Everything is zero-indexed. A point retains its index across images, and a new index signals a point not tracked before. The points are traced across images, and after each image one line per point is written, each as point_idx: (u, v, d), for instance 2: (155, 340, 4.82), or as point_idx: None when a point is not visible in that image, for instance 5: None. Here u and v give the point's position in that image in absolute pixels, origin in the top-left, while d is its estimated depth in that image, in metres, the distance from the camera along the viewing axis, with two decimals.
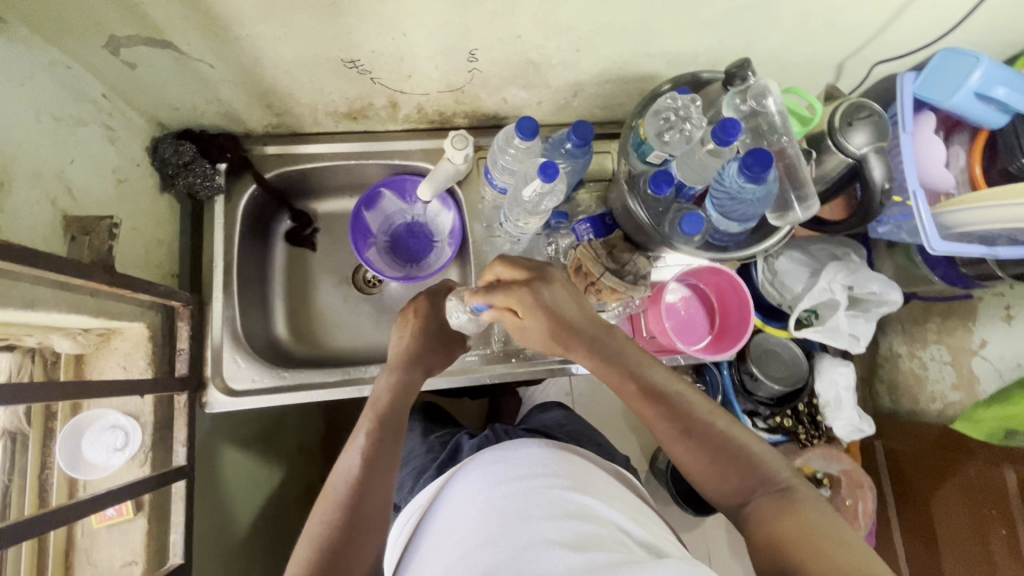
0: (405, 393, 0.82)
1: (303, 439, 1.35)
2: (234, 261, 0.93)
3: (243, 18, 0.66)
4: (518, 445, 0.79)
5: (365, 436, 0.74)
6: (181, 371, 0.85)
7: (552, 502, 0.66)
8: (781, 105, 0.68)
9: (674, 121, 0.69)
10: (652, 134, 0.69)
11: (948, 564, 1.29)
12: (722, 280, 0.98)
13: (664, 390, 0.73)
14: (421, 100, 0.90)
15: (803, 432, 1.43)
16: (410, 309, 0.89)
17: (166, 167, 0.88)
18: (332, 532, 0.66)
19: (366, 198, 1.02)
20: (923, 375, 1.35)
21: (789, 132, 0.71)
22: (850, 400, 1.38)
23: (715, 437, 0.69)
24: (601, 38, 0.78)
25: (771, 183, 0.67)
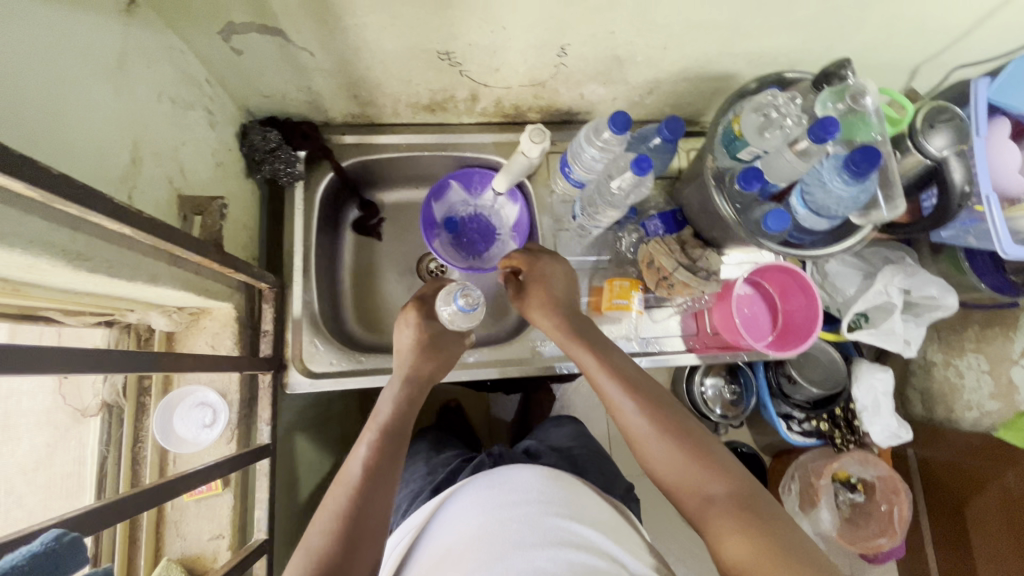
0: (413, 402, 0.81)
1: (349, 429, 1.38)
2: (312, 247, 0.95)
3: (356, 8, 0.68)
4: (519, 469, 0.79)
5: (366, 446, 0.73)
6: (265, 351, 0.86)
7: (546, 527, 0.67)
8: (879, 106, 0.69)
9: (773, 118, 0.70)
10: (751, 129, 0.70)
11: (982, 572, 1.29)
12: (793, 280, 0.99)
13: (631, 375, 0.76)
14: (502, 94, 0.92)
15: (839, 436, 1.45)
16: (410, 309, 0.87)
17: (254, 152, 0.91)
18: (332, 542, 0.63)
19: (436, 189, 1.03)
20: (957, 384, 1.37)
21: (883, 133, 0.72)
22: (889, 405, 1.39)
23: (680, 430, 0.70)
24: (690, 36, 0.80)
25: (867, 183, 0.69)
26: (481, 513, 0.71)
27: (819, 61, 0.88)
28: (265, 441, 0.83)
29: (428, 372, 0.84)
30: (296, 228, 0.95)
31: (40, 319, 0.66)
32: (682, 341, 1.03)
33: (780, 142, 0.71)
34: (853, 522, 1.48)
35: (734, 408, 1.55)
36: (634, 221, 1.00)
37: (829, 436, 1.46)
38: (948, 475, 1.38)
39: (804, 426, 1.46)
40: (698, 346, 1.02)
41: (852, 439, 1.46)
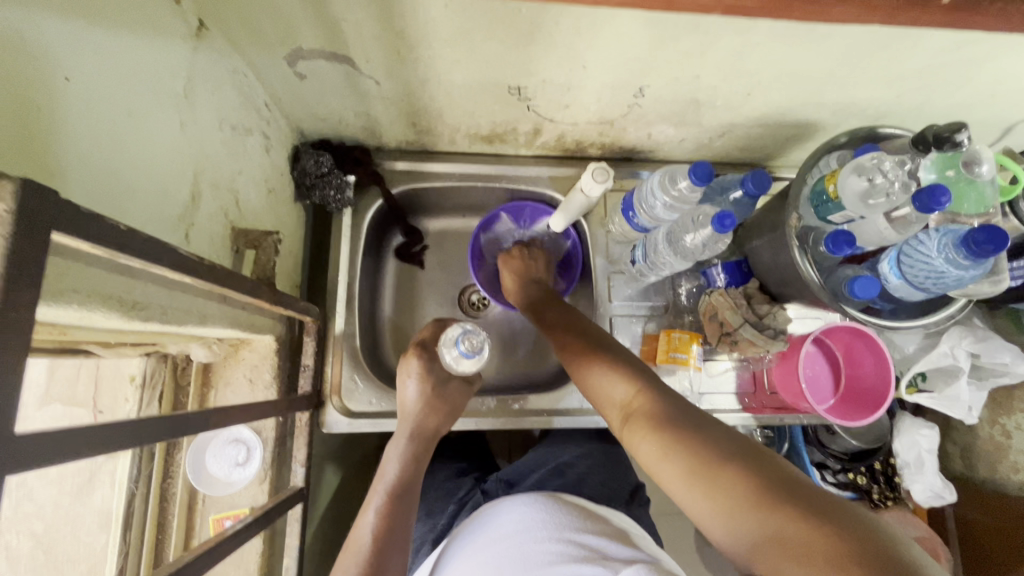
0: (420, 457, 0.76)
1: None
2: (356, 276, 0.91)
3: (432, 40, 0.64)
4: (507, 504, 0.76)
5: (374, 512, 0.69)
6: (304, 388, 0.82)
7: (526, 556, 0.64)
8: (995, 176, 0.63)
9: (878, 184, 0.64)
10: (854, 196, 0.64)
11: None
12: (860, 341, 0.93)
13: (587, 329, 0.72)
14: (566, 129, 0.87)
15: (876, 492, 1.38)
16: (410, 355, 0.82)
17: (304, 177, 0.87)
18: None
19: (485, 221, 0.98)
20: (1004, 443, 1.25)
21: (993, 202, 0.66)
22: (934, 465, 1.30)
23: (628, 366, 0.64)
24: (778, 84, 0.75)
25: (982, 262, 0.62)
26: (464, 567, 0.69)
27: (910, 114, 0.82)
28: (298, 483, 0.79)
29: (434, 426, 0.79)
30: (342, 256, 0.91)
31: (81, 353, 0.63)
32: (737, 398, 0.96)
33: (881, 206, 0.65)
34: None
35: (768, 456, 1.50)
36: (693, 268, 0.95)
37: (866, 491, 1.38)
38: (992, 542, 1.27)
39: (839, 477, 1.37)
40: (753, 405, 0.95)
41: (891, 497, 1.38)
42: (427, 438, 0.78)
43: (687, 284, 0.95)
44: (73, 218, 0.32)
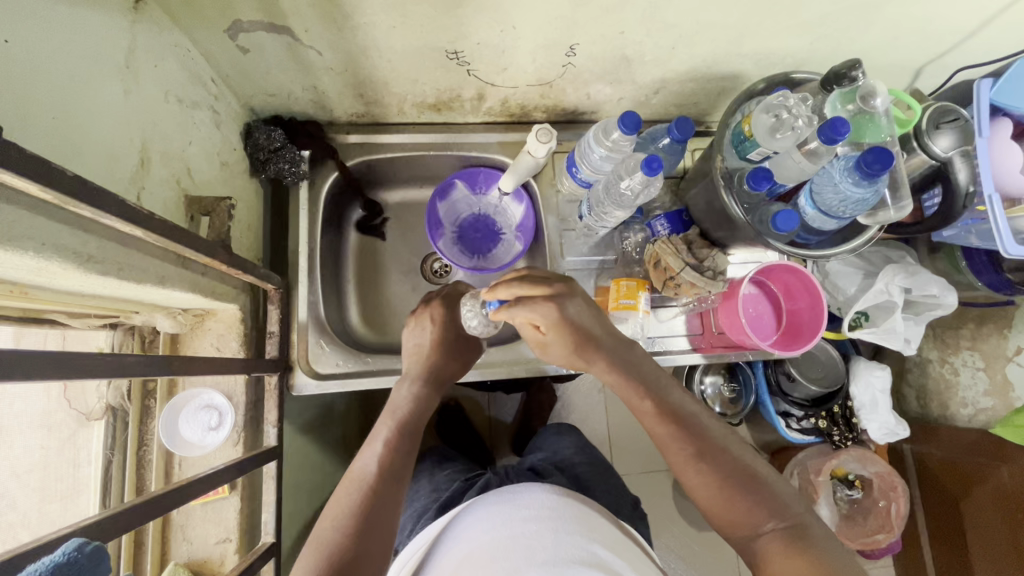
0: (425, 402, 0.85)
1: (347, 429, 1.41)
2: (317, 248, 0.94)
3: (366, 8, 0.68)
4: (525, 488, 0.76)
5: (382, 443, 0.77)
6: (271, 353, 0.85)
7: (558, 546, 0.65)
8: (889, 107, 0.69)
9: (784, 119, 0.70)
10: (763, 131, 0.70)
11: (977, 563, 1.39)
12: (795, 278, 0.99)
13: (681, 412, 0.74)
14: (508, 93, 0.92)
15: (836, 434, 1.49)
16: (425, 312, 0.94)
17: (258, 152, 0.89)
18: (343, 537, 0.66)
19: (441, 190, 1.04)
20: (953, 381, 1.45)
21: (892, 133, 0.72)
22: (886, 403, 1.43)
23: (732, 464, 0.70)
24: (699, 36, 0.80)
25: (878, 184, 0.69)
26: (490, 533, 0.69)
27: (824, 62, 0.89)
28: (272, 443, 0.83)
29: (441, 377, 0.90)
30: (301, 228, 0.94)
31: (44, 322, 0.66)
32: (687, 341, 1.03)
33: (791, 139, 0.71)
34: (852, 519, 1.55)
35: (732, 405, 1.61)
36: (640, 221, 1.00)
37: (827, 434, 1.49)
38: (944, 473, 1.47)
39: (802, 424, 1.49)
40: (704, 346, 1.02)
41: (852, 437, 1.51)
42: (429, 379, 0.88)
43: (637, 238, 1.00)
44: (14, 159, 0.35)
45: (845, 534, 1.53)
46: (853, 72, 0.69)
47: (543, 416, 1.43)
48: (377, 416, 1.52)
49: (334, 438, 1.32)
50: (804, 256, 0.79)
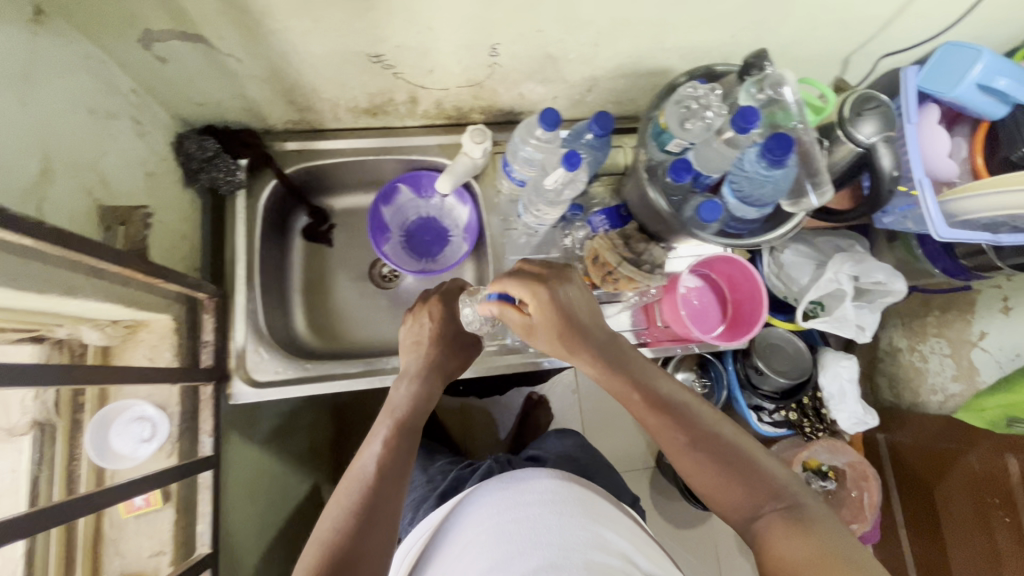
0: (422, 401, 0.85)
1: (314, 439, 1.41)
2: (256, 256, 0.94)
3: (276, 14, 0.69)
4: (530, 471, 0.82)
5: (380, 443, 0.76)
6: (206, 362, 0.86)
7: (560, 530, 0.72)
8: (797, 95, 0.71)
9: (695, 110, 0.72)
10: (674, 122, 0.72)
11: (956, 556, 1.40)
12: (735, 269, 1.01)
13: (673, 399, 0.73)
14: (440, 95, 0.92)
15: (807, 425, 1.53)
16: (425, 310, 0.95)
17: (190, 161, 0.89)
18: (344, 537, 0.65)
19: (384, 193, 1.05)
20: (923, 367, 1.47)
21: (805, 120, 0.74)
22: (854, 393, 1.45)
23: (726, 450, 0.69)
24: (619, 33, 0.81)
25: (789, 169, 0.70)
26: (496, 516, 0.75)
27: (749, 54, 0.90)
28: (207, 453, 0.83)
29: (440, 374, 0.90)
30: (238, 237, 0.94)
31: None
32: (634, 335, 1.03)
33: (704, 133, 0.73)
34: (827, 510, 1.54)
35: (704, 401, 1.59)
36: (580, 218, 1.00)
37: (798, 425, 1.53)
38: (918, 460, 1.50)
39: (774, 417, 1.53)
40: (651, 339, 1.03)
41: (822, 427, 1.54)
42: (425, 376, 0.88)
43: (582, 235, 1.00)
44: None
45: None
46: (761, 62, 0.70)
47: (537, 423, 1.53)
48: (349, 424, 1.53)
49: (298, 448, 1.33)
50: (731, 244, 0.79)
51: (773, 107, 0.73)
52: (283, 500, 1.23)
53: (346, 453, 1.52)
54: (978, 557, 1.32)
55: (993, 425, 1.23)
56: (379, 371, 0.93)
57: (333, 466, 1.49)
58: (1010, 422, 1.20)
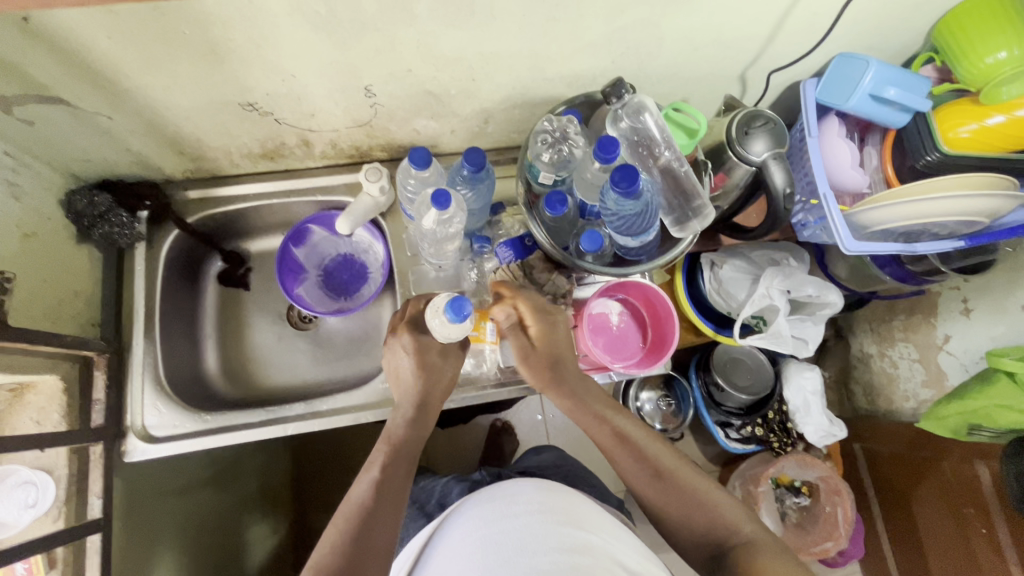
0: (416, 420, 0.82)
1: (265, 482, 1.28)
2: (156, 307, 0.95)
3: (126, 71, 0.69)
4: (516, 484, 0.76)
5: (377, 468, 0.76)
6: (97, 421, 0.85)
7: (544, 537, 0.65)
8: (657, 120, 0.76)
9: (555, 141, 0.77)
10: (534, 154, 0.75)
11: (934, 563, 1.34)
12: (649, 293, 1.01)
13: (634, 436, 0.79)
14: (333, 136, 0.92)
15: (775, 440, 1.45)
16: (397, 337, 0.85)
17: (81, 218, 0.87)
18: (337, 560, 0.66)
19: (293, 234, 1.01)
20: (894, 373, 1.43)
21: (671, 145, 0.79)
22: (818, 404, 1.40)
23: (680, 483, 0.75)
24: (493, 67, 0.80)
25: (649, 195, 0.72)
26: (484, 527, 0.69)
27: (637, 80, 0.88)
28: (96, 515, 0.81)
29: (437, 395, 0.85)
30: (138, 289, 0.95)
31: None
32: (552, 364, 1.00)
33: (567, 165, 0.78)
34: (802, 527, 1.49)
35: (673, 420, 1.50)
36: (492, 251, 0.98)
37: (767, 441, 1.46)
38: (893, 470, 1.44)
39: (741, 433, 1.46)
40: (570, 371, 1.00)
41: (790, 442, 1.45)
42: (421, 409, 0.83)
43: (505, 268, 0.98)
44: None
45: (794, 544, 1.46)
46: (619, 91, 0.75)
47: (506, 456, 1.52)
48: (311, 463, 1.43)
49: (239, 494, 1.18)
50: (616, 274, 0.79)
51: (638, 132, 0.78)
52: (223, 555, 1.10)
53: (305, 495, 1.41)
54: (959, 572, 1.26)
55: (956, 433, 1.14)
56: (282, 419, 0.92)
57: (292, 507, 1.38)
58: (971, 430, 1.11)
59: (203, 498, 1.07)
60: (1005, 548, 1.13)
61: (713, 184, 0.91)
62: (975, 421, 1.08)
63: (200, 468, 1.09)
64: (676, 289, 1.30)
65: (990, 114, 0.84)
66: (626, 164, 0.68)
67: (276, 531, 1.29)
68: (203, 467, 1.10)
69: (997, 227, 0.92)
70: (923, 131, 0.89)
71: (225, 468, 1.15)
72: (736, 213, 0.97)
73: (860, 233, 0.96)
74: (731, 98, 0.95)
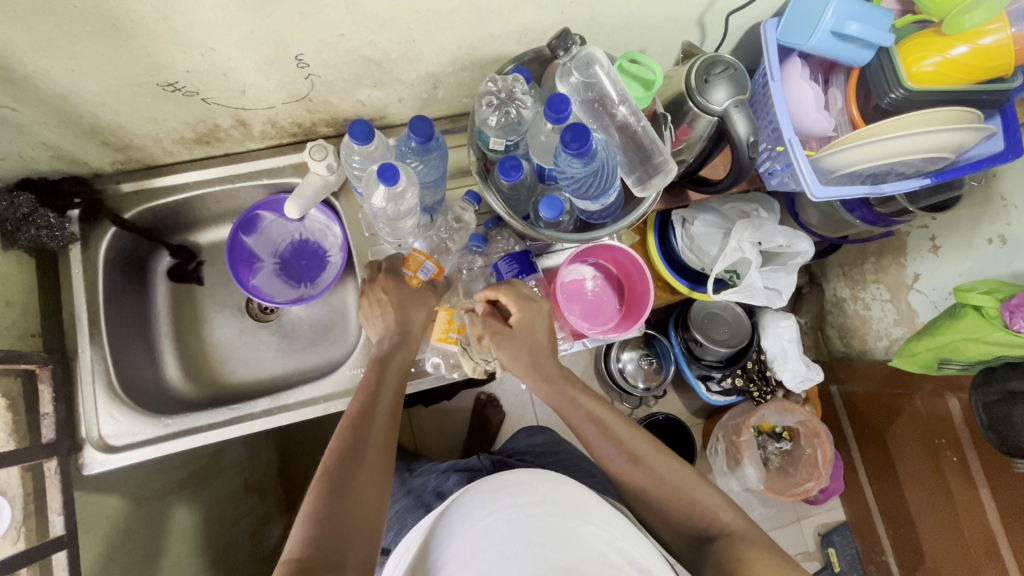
0: (398, 347, 0.80)
1: (249, 475, 1.24)
2: (99, 310, 0.89)
3: (19, 54, 0.62)
4: (517, 473, 0.72)
5: (368, 385, 0.75)
6: (47, 437, 0.81)
7: (553, 532, 0.62)
8: (609, 72, 0.73)
9: (503, 103, 0.72)
10: (482, 118, 0.71)
11: (909, 492, 1.39)
12: (618, 254, 0.99)
13: (603, 417, 0.78)
14: (270, 114, 0.86)
15: (755, 390, 1.45)
16: (376, 290, 0.83)
17: (3, 223, 0.81)
18: (339, 460, 0.65)
19: (242, 222, 0.96)
20: (867, 315, 1.45)
21: (629, 100, 0.75)
22: (795, 351, 1.40)
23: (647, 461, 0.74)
24: (433, 26, 0.74)
25: (603, 153, 0.70)
26: (486, 517, 0.65)
27: (589, 29, 0.83)
28: (59, 532, 0.78)
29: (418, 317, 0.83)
30: (79, 293, 0.89)
31: None
32: None
33: (517, 129, 0.74)
34: (785, 470, 1.52)
35: (655, 377, 1.53)
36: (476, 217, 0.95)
37: (747, 391, 1.46)
38: (868, 407, 1.47)
39: (722, 385, 1.47)
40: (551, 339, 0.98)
41: (769, 390, 1.46)
42: (402, 337, 0.81)
43: (501, 247, 0.93)
44: None
45: (776, 487, 1.49)
46: (566, 41, 0.71)
47: (493, 431, 1.53)
48: (299, 456, 1.40)
49: (223, 491, 1.14)
50: (579, 240, 0.76)
51: (591, 88, 0.75)
52: (214, 557, 1.07)
53: (293, 485, 1.38)
54: (936, 499, 1.30)
55: (926, 367, 1.16)
56: (248, 416, 0.89)
57: (282, 499, 1.35)
58: (941, 363, 1.12)
59: (184, 500, 1.04)
60: (976, 473, 1.17)
61: (677, 139, 0.88)
62: (943, 355, 1.10)
63: (177, 469, 1.05)
64: (650, 248, 1.29)
65: (953, 45, 0.81)
66: (576, 124, 0.64)
67: (267, 524, 1.26)
68: (182, 467, 1.07)
69: (963, 162, 0.91)
70: (886, 68, 0.86)
71: (204, 466, 1.12)
72: (701, 167, 0.94)
73: (827, 177, 0.93)
74: (691, 46, 0.92)
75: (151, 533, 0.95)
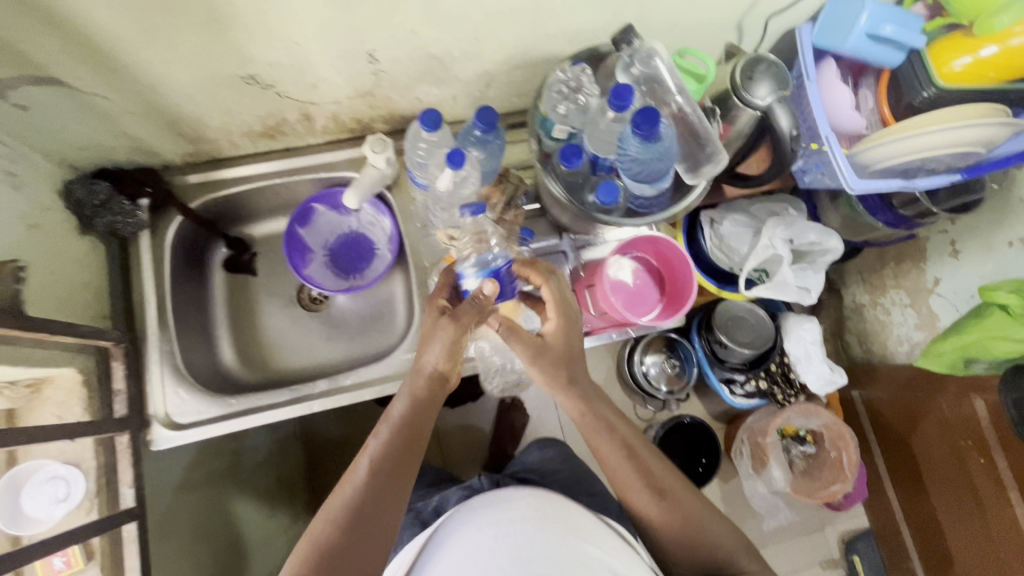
0: (427, 395, 0.75)
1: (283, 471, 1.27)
2: (165, 293, 0.93)
3: (125, 45, 0.67)
4: (513, 491, 0.76)
5: (382, 446, 0.71)
6: (120, 412, 0.84)
7: (541, 548, 0.65)
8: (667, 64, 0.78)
9: (569, 94, 0.78)
10: (549, 107, 0.77)
11: (936, 498, 1.39)
12: (660, 246, 1.02)
13: (630, 442, 0.77)
14: (334, 109, 0.91)
15: (779, 393, 1.49)
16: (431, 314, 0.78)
17: (82, 208, 0.84)
18: (335, 534, 0.65)
19: (298, 214, 1.01)
20: (887, 320, 1.48)
21: (683, 92, 0.80)
22: (819, 353, 1.42)
23: (680, 504, 0.75)
24: (496, 26, 0.79)
25: (665, 139, 0.74)
26: (478, 531, 0.69)
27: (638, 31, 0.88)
28: (128, 504, 0.80)
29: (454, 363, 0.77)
30: (146, 276, 0.93)
31: None
32: None
33: (581, 117, 0.79)
34: (810, 474, 1.52)
35: (677, 381, 1.56)
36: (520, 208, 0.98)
37: (770, 394, 1.49)
38: (892, 414, 1.48)
39: (746, 388, 1.49)
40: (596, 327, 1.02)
41: (793, 392, 1.48)
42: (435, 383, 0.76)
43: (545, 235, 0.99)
44: None
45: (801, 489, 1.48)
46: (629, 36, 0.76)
47: (516, 433, 1.56)
48: None
49: (262, 483, 1.16)
50: (635, 224, 0.80)
51: (647, 79, 0.80)
52: (249, 549, 1.08)
53: None
54: (965, 505, 1.31)
55: (953, 367, 1.18)
56: (306, 398, 0.92)
57: None
58: (968, 363, 1.15)
59: (229, 489, 1.06)
60: (1004, 476, 1.18)
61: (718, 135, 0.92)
62: (969, 354, 1.12)
63: (223, 457, 1.08)
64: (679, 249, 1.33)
65: (983, 45, 0.85)
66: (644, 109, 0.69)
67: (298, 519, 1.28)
68: (226, 456, 1.09)
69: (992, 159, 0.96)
70: (918, 68, 0.91)
71: (247, 456, 1.14)
72: (739, 163, 0.98)
73: (862, 173, 0.98)
74: (732, 47, 0.95)
75: (200, 520, 0.97)
